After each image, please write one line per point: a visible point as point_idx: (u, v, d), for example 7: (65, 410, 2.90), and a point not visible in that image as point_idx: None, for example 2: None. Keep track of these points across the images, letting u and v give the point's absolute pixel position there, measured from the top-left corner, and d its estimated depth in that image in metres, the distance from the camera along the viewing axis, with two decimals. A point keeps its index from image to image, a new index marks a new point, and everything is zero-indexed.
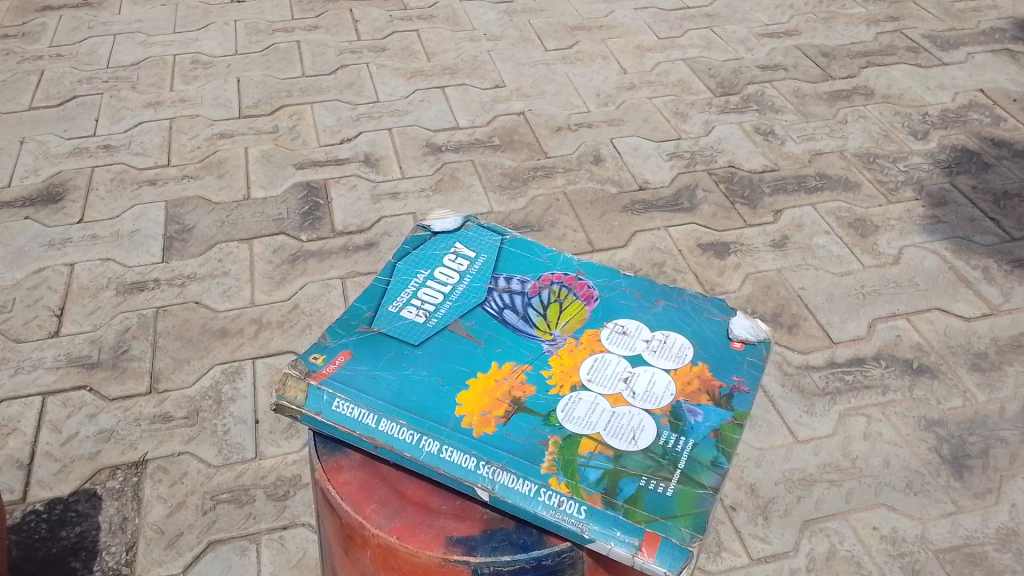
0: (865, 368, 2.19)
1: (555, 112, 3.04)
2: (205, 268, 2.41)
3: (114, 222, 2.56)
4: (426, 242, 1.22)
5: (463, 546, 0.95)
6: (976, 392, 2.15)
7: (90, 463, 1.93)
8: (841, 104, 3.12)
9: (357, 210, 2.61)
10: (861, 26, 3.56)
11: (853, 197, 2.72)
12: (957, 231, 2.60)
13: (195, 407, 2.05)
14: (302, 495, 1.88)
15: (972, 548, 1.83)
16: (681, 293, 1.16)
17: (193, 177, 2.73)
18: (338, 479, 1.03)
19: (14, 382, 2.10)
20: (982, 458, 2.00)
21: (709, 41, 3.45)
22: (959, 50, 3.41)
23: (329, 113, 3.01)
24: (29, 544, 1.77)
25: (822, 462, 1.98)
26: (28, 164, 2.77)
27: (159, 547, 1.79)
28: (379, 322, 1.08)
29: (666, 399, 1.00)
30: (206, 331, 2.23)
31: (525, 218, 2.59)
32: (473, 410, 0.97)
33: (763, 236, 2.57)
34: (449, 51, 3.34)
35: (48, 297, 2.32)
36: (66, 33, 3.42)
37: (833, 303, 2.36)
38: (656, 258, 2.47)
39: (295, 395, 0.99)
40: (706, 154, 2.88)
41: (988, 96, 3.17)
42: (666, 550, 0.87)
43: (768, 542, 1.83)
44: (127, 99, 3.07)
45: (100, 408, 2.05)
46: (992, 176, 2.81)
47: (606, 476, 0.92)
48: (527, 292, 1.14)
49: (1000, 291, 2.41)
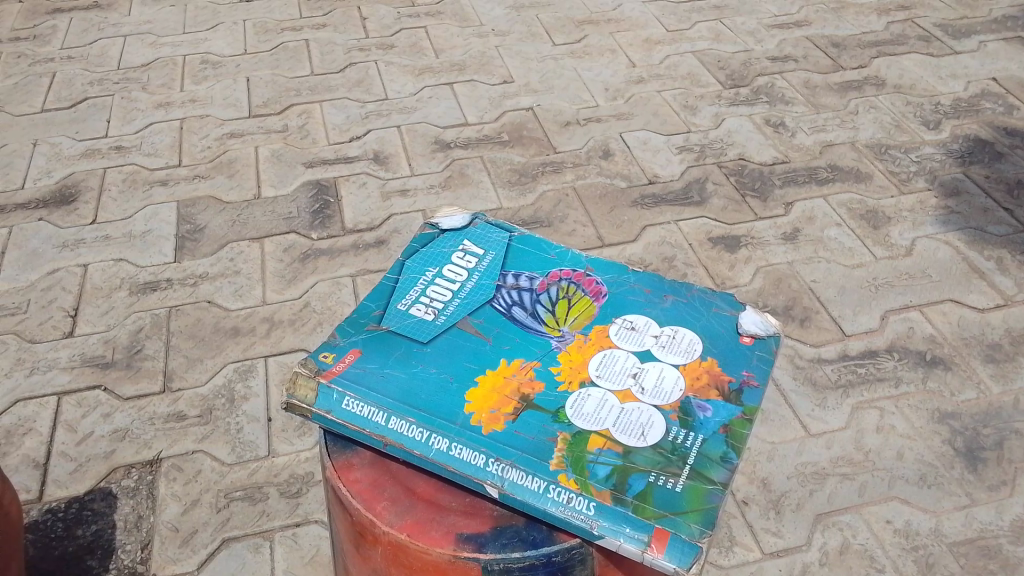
0: (877, 361, 2.18)
1: (564, 106, 3.03)
2: (216, 267, 2.43)
3: (126, 223, 2.57)
4: (434, 240, 1.22)
5: (473, 543, 0.96)
6: (990, 384, 2.13)
7: (104, 462, 1.95)
8: (852, 95, 3.10)
9: (366, 208, 2.62)
10: (872, 16, 3.53)
11: (864, 189, 2.70)
12: (970, 222, 2.57)
13: (208, 406, 2.07)
14: (314, 492, 1.89)
15: (986, 541, 1.82)
16: (689, 289, 1.16)
17: (204, 177, 2.74)
18: (349, 477, 1.03)
19: (29, 382, 2.12)
20: (997, 450, 1.99)
21: (718, 33, 3.43)
22: (971, 38, 3.38)
23: (338, 111, 3.02)
24: (46, 543, 1.79)
25: (835, 456, 1.97)
26: (41, 166, 2.79)
27: (174, 545, 1.80)
28: (389, 320, 1.09)
29: (675, 395, 1.00)
30: (218, 331, 2.25)
31: (534, 214, 2.59)
32: (482, 406, 0.97)
33: (774, 229, 2.55)
34: (457, 47, 3.34)
35: (62, 298, 2.34)
36: (77, 36, 3.44)
37: (845, 296, 2.34)
38: (666, 252, 2.46)
39: (306, 394, 1.00)
40: (716, 147, 2.86)
41: (1001, 84, 3.13)
42: (675, 546, 0.87)
43: (781, 536, 1.82)
44: (137, 100, 3.08)
45: (114, 407, 2.06)
46: (1005, 166, 2.78)
47: (615, 472, 0.92)
48: (535, 289, 1.14)
49: (1014, 282, 2.39)
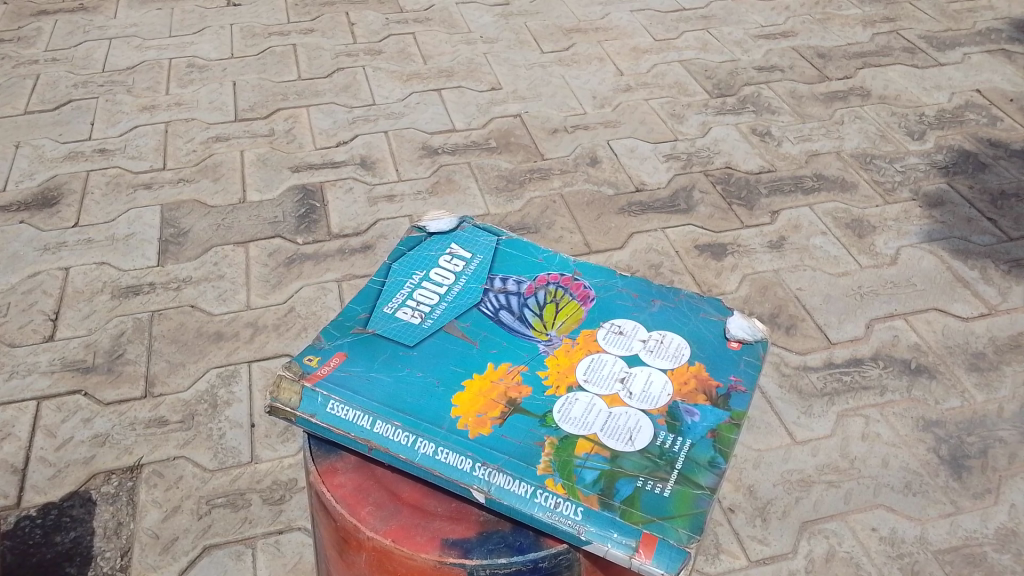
0: (862, 369, 2.19)
1: (551, 113, 3.04)
2: (200, 271, 2.40)
3: (109, 226, 2.55)
4: (421, 243, 1.21)
5: (459, 549, 0.95)
6: (974, 392, 2.14)
7: (84, 468, 1.92)
8: (837, 105, 3.12)
9: (353, 212, 2.61)
10: (857, 28, 3.56)
11: (849, 198, 2.72)
12: (954, 232, 2.59)
13: (190, 412, 2.05)
14: (298, 499, 1.87)
15: (971, 549, 1.83)
16: (677, 294, 1.15)
17: (189, 181, 2.72)
18: (332, 482, 1.02)
19: (8, 387, 2.09)
20: (981, 458, 2.00)
21: (705, 43, 3.45)
22: (955, 50, 3.41)
23: (325, 116, 3.00)
24: (23, 550, 1.76)
25: (820, 463, 1.98)
26: (23, 168, 2.76)
27: (154, 552, 1.78)
28: (374, 323, 1.07)
29: (662, 399, 0.99)
30: (201, 335, 2.22)
31: (521, 220, 2.58)
32: (468, 411, 0.96)
33: (760, 237, 2.56)
34: (445, 53, 3.34)
35: (43, 301, 2.31)
36: (61, 38, 3.41)
37: (830, 304, 2.35)
38: (653, 259, 2.46)
39: (289, 397, 0.98)
40: (703, 155, 2.87)
41: (984, 96, 3.17)
42: (663, 551, 0.86)
43: (766, 544, 1.82)
44: (122, 103, 3.06)
45: (94, 412, 2.03)
46: (989, 176, 2.81)
47: (603, 477, 0.91)
48: (522, 292, 1.13)
49: (997, 291, 2.41)
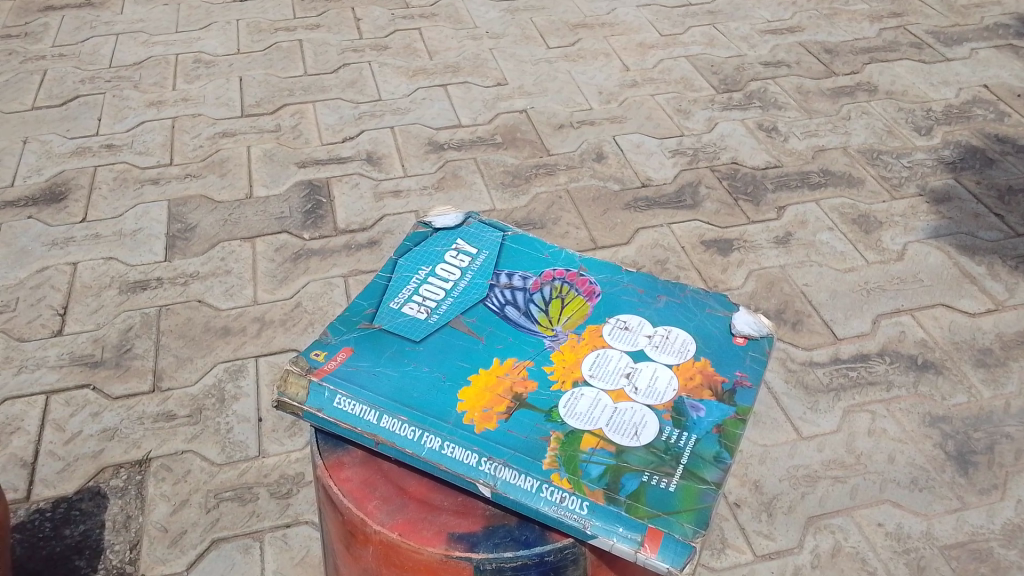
0: (869, 364, 2.19)
1: (557, 109, 3.03)
2: (208, 266, 2.41)
3: (116, 222, 2.56)
4: (427, 239, 1.21)
5: (465, 543, 0.95)
6: (981, 388, 2.14)
7: (93, 462, 1.94)
8: (844, 100, 3.11)
9: (359, 208, 2.61)
10: (864, 23, 3.55)
11: (856, 194, 2.71)
12: (961, 227, 2.59)
13: (198, 406, 2.05)
14: (305, 493, 1.88)
15: (977, 544, 1.82)
16: (682, 290, 1.15)
17: (196, 176, 2.73)
18: (339, 476, 1.02)
19: (17, 381, 2.10)
20: (988, 454, 2.00)
21: (712, 38, 3.44)
22: (962, 46, 3.40)
23: (331, 112, 3.01)
24: (33, 543, 1.78)
25: (826, 459, 1.97)
26: (31, 164, 2.78)
27: (162, 545, 1.79)
28: (380, 318, 1.08)
29: (668, 395, 0.99)
30: (208, 330, 2.23)
31: (527, 216, 2.58)
32: (474, 405, 0.97)
33: (766, 232, 2.56)
34: (450, 49, 3.34)
35: (51, 296, 2.32)
36: (68, 33, 3.42)
37: (837, 299, 2.35)
38: (658, 255, 2.46)
39: (296, 392, 0.99)
40: (709, 151, 2.87)
41: (992, 92, 3.15)
42: (668, 546, 0.87)
43: (772, 539, 1.82)
44: (129, 98, 3.07)
45: (103, 407, 2.05)
46: (996, 172, 2.80)
47: (608, 472, 0.91)
48: (528, 288, 1.13)
49: (1005, 287, 2.40)
